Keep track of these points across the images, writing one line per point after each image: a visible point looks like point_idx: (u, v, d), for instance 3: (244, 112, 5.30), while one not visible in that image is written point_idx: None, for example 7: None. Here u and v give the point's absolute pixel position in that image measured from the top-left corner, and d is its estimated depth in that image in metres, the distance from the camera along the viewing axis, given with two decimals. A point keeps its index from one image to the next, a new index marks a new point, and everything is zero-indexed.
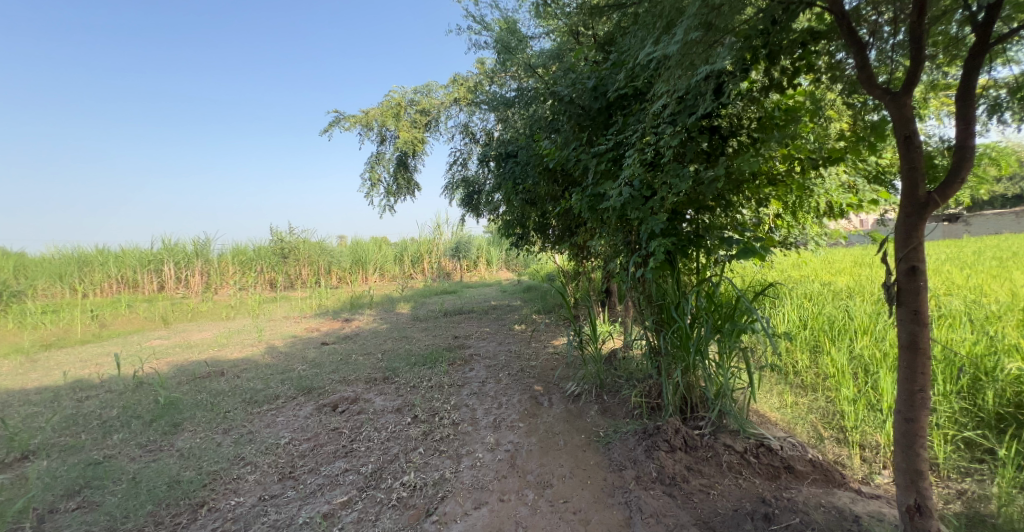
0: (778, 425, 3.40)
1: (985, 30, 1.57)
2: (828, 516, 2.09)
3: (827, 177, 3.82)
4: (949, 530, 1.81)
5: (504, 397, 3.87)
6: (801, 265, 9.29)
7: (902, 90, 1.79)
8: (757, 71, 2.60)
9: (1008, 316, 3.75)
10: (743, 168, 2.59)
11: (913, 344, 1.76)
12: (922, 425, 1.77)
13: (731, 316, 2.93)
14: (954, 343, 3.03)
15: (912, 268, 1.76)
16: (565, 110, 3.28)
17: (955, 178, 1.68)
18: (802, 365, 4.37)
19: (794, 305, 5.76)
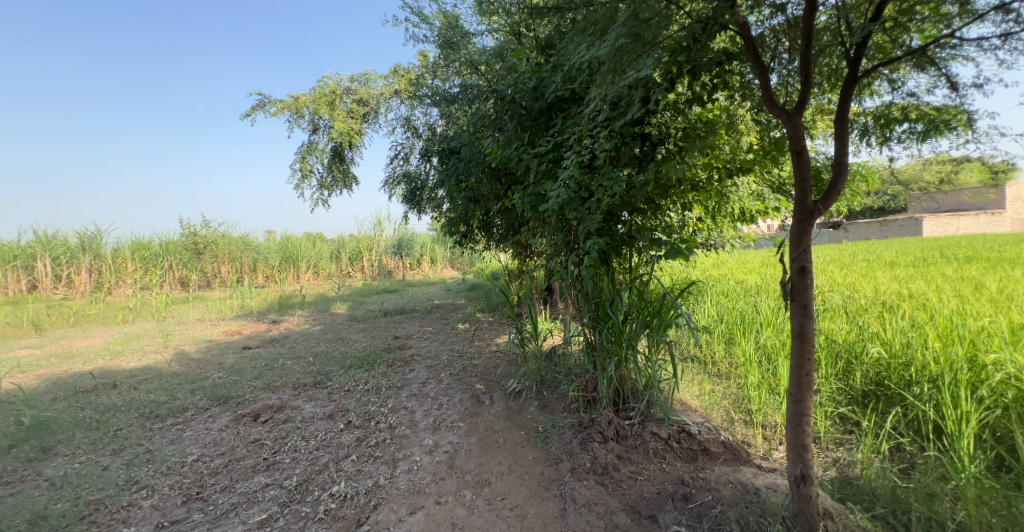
0: (697, 411, 3.73)
1: (856, 65, 1.80)
2: (735, 490, 2.32)
3: (741, 186, 4.24)
4: (826, 494, 2.12)
5: (445, 397, 3.91)
6: (720, 265, 10.16)
7: (795, 110, 2.06)
8: (681, 82, 2.83)
9: (876, 308, 4.40)
10: (670, 174, 2.82)
11: (802, 333, 2.04)
12: (808, 405, 2.03)
13: (658, 311, 3.17)
14: (836, 333, 3.51)
15: (801, 268, 2.02)
16: (508, 110, 3.42)
17: (835, 190, 1.97)
18: (719, 356, 4.81)
19: (712, 301, 6.31)
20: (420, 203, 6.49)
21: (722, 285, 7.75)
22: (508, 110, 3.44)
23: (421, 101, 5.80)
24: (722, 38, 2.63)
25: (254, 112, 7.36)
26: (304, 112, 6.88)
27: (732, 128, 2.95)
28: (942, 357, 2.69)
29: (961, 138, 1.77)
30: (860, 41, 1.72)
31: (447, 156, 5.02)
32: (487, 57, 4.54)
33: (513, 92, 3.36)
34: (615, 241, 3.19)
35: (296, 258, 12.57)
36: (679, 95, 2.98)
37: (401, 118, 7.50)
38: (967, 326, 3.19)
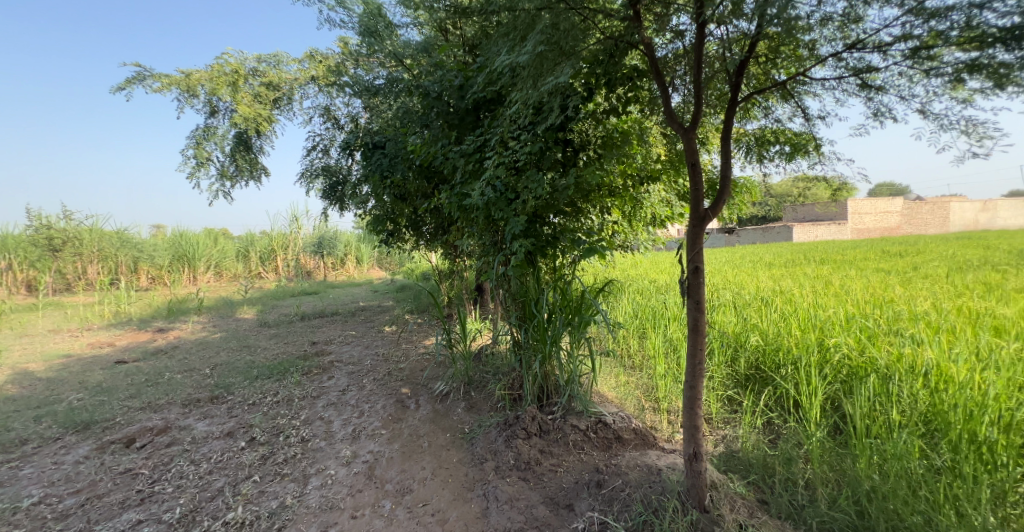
0: (614, 401, 4.01)
1: (737, 89, 2.07)
2: (641, 473, 2.54)
3: (653, 192, 4.63)
4: (716, 470, 2.40)
5: (366, 404, 3.84)
6: (638, 265, 10.92)
7: (691, 127, 2.31)
8: (598, 92, 3.05)
9: (764, 302, 5.02)
10: (590, 179, 3.02)
11: (696, 325, 2.29)
12: (699, 390, 2.28)
13: (578, 309, 3.37)
14: (729, 324, 3.96)
15: (695, 268, 2.28)
16: (434, 107, 3.43)
17: (722, 199, 2.25)
18: (633, 349, 5.20)
19: (630, 299, 6.78)
20: (341, 199, 6.25)
21: (636, 284, 8.33)
22: (433, 107, 3.44)
23: (342, 91, 5.57)
24: (634, 56, 2.86)
25: (131, 86, 6.48)
26: (199, 91, 6.23)
27: (642, 140, 3.23)
28: (806, 344, 3.18)
29: (817, 160, 2.12)
30: (739, 66, 1.97)
31: (370, 151, 4.88)
32: (413, 51, 4.47)
33: (437, 92, 3.37)
34: (541, 241, 3.32)
35: (191, 258, 11.41)
36: (597, 106, 3.21)
37: (317, 107, 7.17)
38: (827, 317, 3.78)
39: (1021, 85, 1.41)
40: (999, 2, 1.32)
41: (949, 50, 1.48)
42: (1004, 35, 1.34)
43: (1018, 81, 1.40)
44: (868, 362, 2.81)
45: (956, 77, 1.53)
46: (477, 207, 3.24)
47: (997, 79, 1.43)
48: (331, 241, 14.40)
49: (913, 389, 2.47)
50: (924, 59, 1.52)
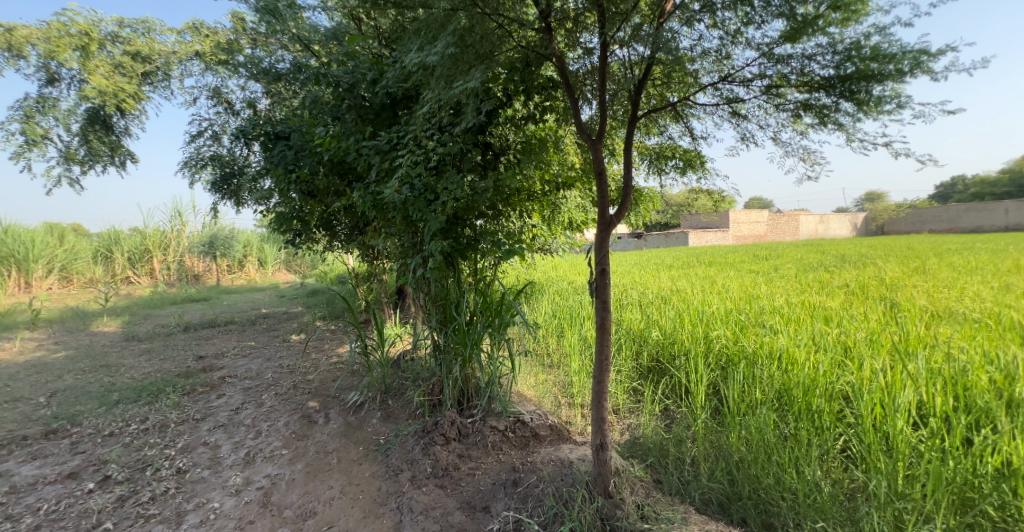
0: (532, 400, 4.16)
1: (635, 103, 2.26)
2: (554, 467, 2.67)
3: (571, 198, 4.88)
4: (619, 458, 2.60)
5: (265, 423, 3.60)
6: (552, 267, 11.36)
7: (598, 139, 2.50)
8: (516, 98, 3.17)
9: (667, 300, 5.48)
10: (508, 183, 3.12)
11: (602, 323, 2.47)
12: (606, 383, 2.46)
13: (499, 311, 3.48)
14: (636, 323, 4.33)
15: (602, 270, 2.46)
16: (346, 100, 3.30)
17: (625, 205, 2.46)
18: (552, 348, 5.43)
19: (550, 300, 7.04)
20: (237, 192, 5.72)
21: (553, 285, 8.64)
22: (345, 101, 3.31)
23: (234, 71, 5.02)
24: (549, 68, 3.02)
25: None
26: (28, 50, 4.83)
27: (557, 146, 3.38)
28: (696, 337, 3.66)
29: (700, 175, 2.42)
30: (639, 80, 2.16)
31: (271, 142, 4.47)
32: (321, 37, 4.20)
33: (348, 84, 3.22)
34: (461, 243, 3.43)
35: (19, 260, 9.20)
36: (515, 112, 3.32)
37: (208, 89, 6.03)
38: (710, 315, 4.36)
39: (836, 123, 1.81)
40: (821, 56, 1.72)
41: (791, 90, 1.84)
42: (825, 83, 1.73)
43: (834, 120, 1.80)
44: (740, 350, 3.34)
45: (796, 113, 1.89)
46: (395, 207, 3.17)
47: (821, 117, 1.82)
48: (225, 241, 13.16)
49: (771, 371, 2.95)
50: (774, 96, 1.87)
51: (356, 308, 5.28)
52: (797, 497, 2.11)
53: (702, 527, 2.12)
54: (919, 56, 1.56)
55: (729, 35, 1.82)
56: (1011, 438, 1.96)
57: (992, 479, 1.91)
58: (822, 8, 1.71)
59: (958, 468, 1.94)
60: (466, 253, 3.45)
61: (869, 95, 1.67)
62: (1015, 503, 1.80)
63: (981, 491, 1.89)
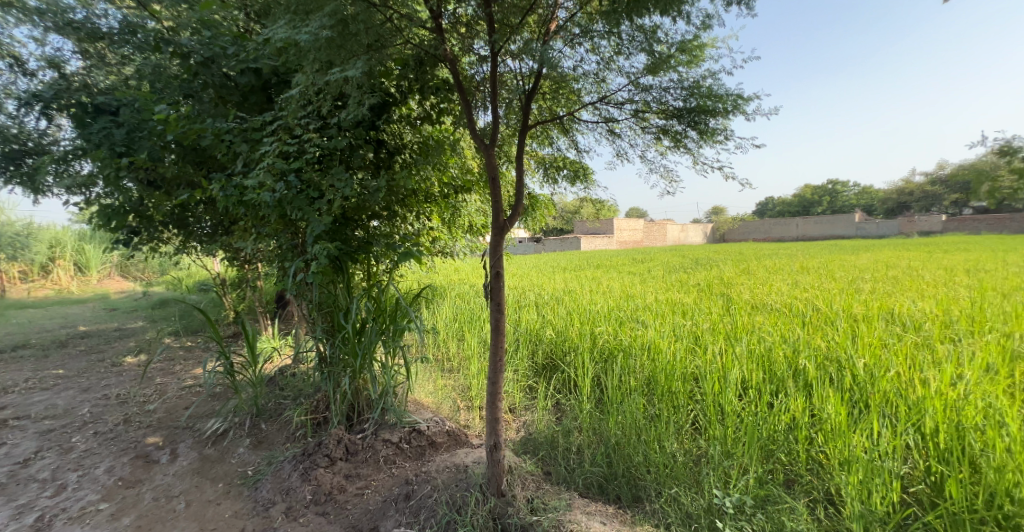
0: (430, 407, 4.00)
1: (528, 102, 2.26)
2: (449, 473, 2.57)
3: (471, 202, 4.85)
4: (515, 465, 2.58)
5: (81, 470, 2.93)
6: (448, 272, 11.17)
7: (491, 143, 2.44)
8: (410, 97, 3.03)
9: (562, 301, 5.66)
10: (403, 183, 2.94)
11: (497, 326, 2.41)
12: (501, 385, 2.40)
13: (393, 317, 3.29)
14: (533, 327, 4.52)
15: (496, 273, 2.41)
16: (198, 76, 2.80)
17: (517, 209, 2.43)
18: (451, 353, 5.29)
19: (449, 304, 6.91)
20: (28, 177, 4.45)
21: (452, 289, 8.50)
22: (198, 79, 2.80)
23: (18, 19, 3.85)
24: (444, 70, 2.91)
25: None
26: None
27: (455, 150, 3.24)
28: (583, 334, 4.10)
29: (587, 184, 2.54)
30: (527, 92, 2.23)
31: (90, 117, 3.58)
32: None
33: (201, 56, 2.72)
34: (351, 246, 3.14)
35: None
36: (410, 111, 3.17)
37: None
38: (596, 313, 4.85)
39: (685, 147, 2.26)
40: (673, 92, 2.12)
41: (653, 117, 2.24)
42: (677, 112, 2.13)
43: (684, 143, 2.24)
44: (617, 343, 3.81)
45: (657, 135, 2.29)
46: (267, 205, 2.78)
47: (676, 140, 2.25)
48: (19, 241, 10.75)
49: (642, 361, 3.42)
50: (641, 120, 2.25)
51: (224, 320, 4.69)
52: (659, 469, 2.46)
53: (584, 509, 2.25)
54: (738, 100, 2.06)
55: (603, 61, 2.18)
56: (799, 401, 2.54)
57: (785, 433, 2.45)
58: (672, 48, 2.05)
59: (764, 427, 2.48)
60: (356, 257, 3.18)
61: (706, 126, 2.12)
62: (797, 448, 2.37)
63: (777, 442, 2.43)
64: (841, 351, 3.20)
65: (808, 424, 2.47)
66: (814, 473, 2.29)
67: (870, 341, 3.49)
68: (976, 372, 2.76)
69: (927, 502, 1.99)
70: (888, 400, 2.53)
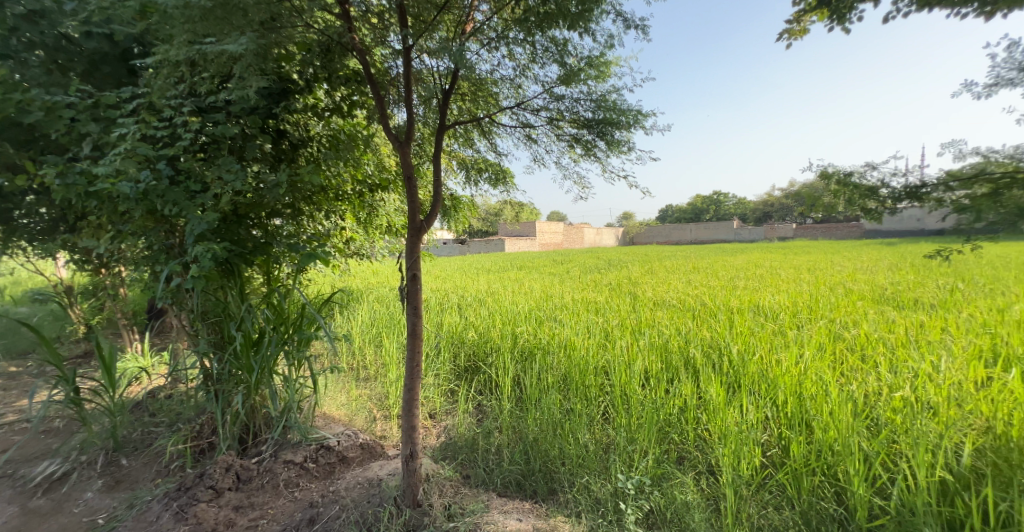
0: (341, 420, 3.67)
1: (445, 108, 2.24)
2: (362, 489, 2.39)
3: (388, 201, 4.60)
4: (432, 480, 2.42)
5: None
6: (364, 275, 10.59)
7: (404, 142, 2.30)
8: (317, 86, 2.75)
9: (483, 303, 5.58)
10: (308, 179, 2.63)
11: (414, 331, 2.26)
12: (418, 393, 2.23)
13: (298, 326, 2.97)
14: (454, 330, 4.37)
15: (413, 275, 2.25)
16: (18, 32, 2.23)
17: (434, 211, 2.29)
18: (366, 360, 4.94)
19: (366, 308, 6.51)
20: None
21: (369, 293, 8.03)
22: (19, 36, 2.23)
23: None
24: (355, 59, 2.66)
25: None
26: None
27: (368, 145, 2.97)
28: (505, 334, 4.06)
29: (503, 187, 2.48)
30: (445, 92, 2.20)
31: None
32: None
33: (25, 9, 2.19)
34: (242, 247, 2.74)
35: None
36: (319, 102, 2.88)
37: None
38: (517, 313, 4.83)
39: (595, 155, 2.33)
40: (583, 104, 2.19)
41: (567, 126, 2.29)
42: (588, 123, 2.20)
43: (593, 152, 2.31)
44: (537, 341, 3.81)
45: (570, 143, 2.34)
46: (128, 197, 2.33)
47: (586, 148, 2.31)
48: None
49: (559, 358, 3.47)
50: (555, 128, 2.29)
51: (76, 335, 3.92)
52: (573, 460, 2.55)
53: (501, 508, 2.27)
54: (640, 115, 2.16)
55: (519, 68, 2.20)
56: (688, 387, 2.80)
57: (678, 415, 2.71)
58: (582, 61, 2.10)
59: (662, 411, 2.70)
60: (252, 260, 2.80)
61: (613, 137, 2.20)
62: (687, 428, 2.63)
63: (671, 424, 2.68)
64: (720, 338, 3.58)
65: (694, 406, 2.74)
66: (699, 448, 2.55)
67: (740, 326, 3.97)
68: (810, 350, 3.21)
69: (777, 462, 2.40)
70: (755, 379, 2.91)
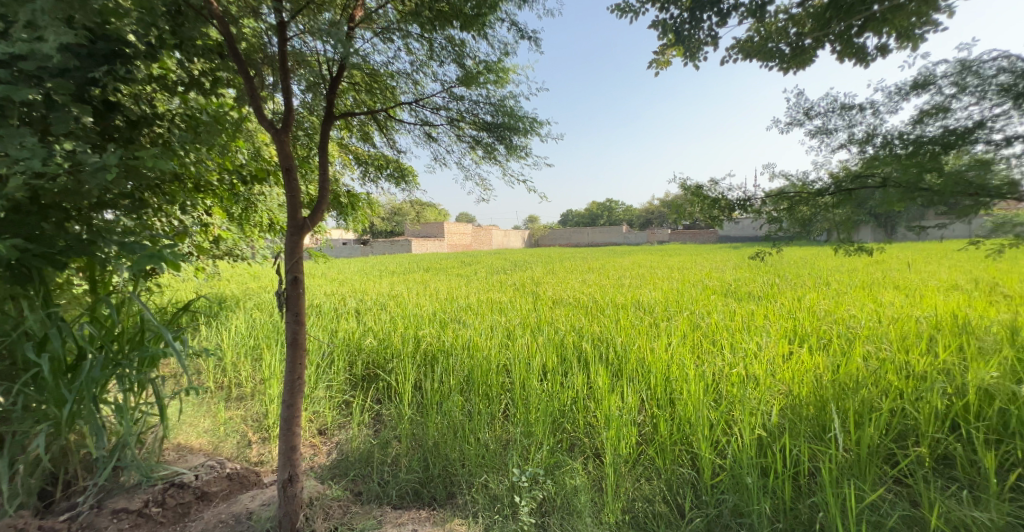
0: (202, 448, 3.04)
1: (331, 103, 1.97)
2: (225, 526, 2.02)
3: (268, 195, 4.02)
4: (311, 509, 2.06)
5: None
6: (242, 280, 9.35)
7: (282, 127, 1.93)
8: (161, 53, 1.88)
9: (380, 308, 5.16)
10: (159, 161, 1.72)
11: (295, 340, 1.94)
12: (298, 408, 1.96)
13: (136, 341, 2.31)
14: (348, 337, 3.92)
15: (294, 278, 1.92)
16: None
17: (321, 209, 1.99)
18: (241, 376, 4.23)
19: (242, 316, 5.65)
20: None
21: (247, 299, 7.01)
22: None
23: None
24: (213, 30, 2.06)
25: None
26: None
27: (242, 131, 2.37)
28: (407, 338, 3.72)
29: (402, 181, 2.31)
30: (333, 78, 1.89)
31: None
32: None
33: None
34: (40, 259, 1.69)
35: None
36: (167, 72, 2.16)
37: None
38: (419, 316, 4.47)
39: (495, 159, 2.15)
40: (482, 110, 2.00)
41: (469, 127, 2.07)
42: (488, 126, 2.01)
43: (493, 156, 2.13)
44: (441, 344, 3.53)
45: (471, 145, 2.13)
46: None
47: (489, 152, 2.12)
48: None
49: (462, 360, 3.22)
50: (455, 128, 2.07)
51: None
52: (473, 459, 2.35)
53: (395, 522, 2.06)
54: (537, 121, 2.01)
55: (416, 64, 1.96)
56: (579, 378, 2.75)
57: (570, 405, 2.62)
58: (480, 66, 1.92)
59: (558, 403, 2.61)
60: (64, 264, 1.74)
61: (512, 143, 2.04)
62: (580, 416, 2.54)
63: (564, 414, 2.58)
64: (606, 332, 3.62)
65: (584, 396, 2.69)
66: (588, 434, 2.47)
67: (622, 321, 4.07)
68: (675, 338, 3.36)
69: (648, 436, 2.41)
70: (637, 366, 2.93)
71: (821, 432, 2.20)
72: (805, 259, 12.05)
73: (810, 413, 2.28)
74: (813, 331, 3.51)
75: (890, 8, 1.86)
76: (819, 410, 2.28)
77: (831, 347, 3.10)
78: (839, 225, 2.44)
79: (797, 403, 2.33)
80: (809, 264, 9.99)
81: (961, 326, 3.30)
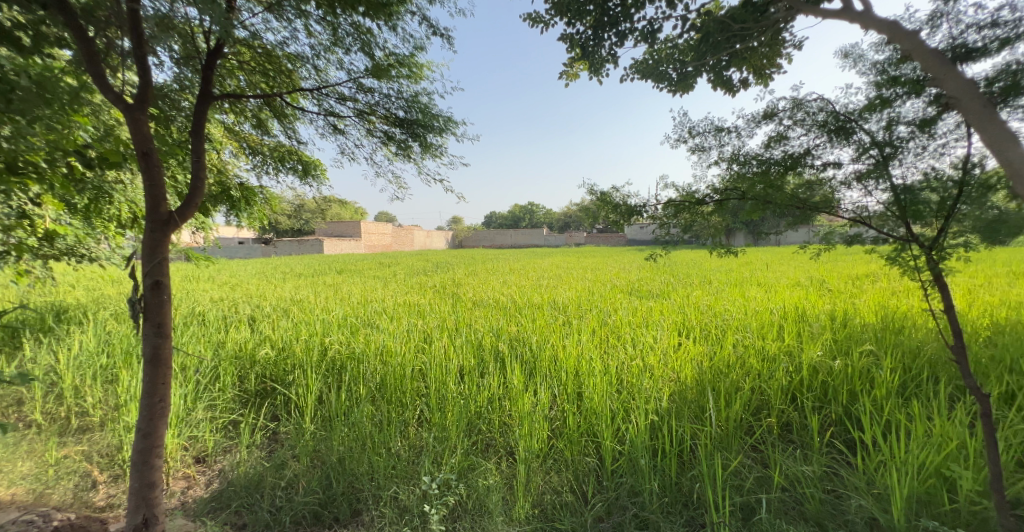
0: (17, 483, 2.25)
1: (208, 78, 1.45)
2: None
3: (128, 186, 3.24)
4: None
5: None
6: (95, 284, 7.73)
7: (136, 103, 1.31)
8: None
9: (274, 316, 4.46)
10: None
11: (154, 357, 1.39)
12: (159, 438, 1.43)
13: None
14: (234, 347, 3.25)
15: (156, 283, 1.37)
16: None
17: (196, 197, 1.44)
18: None
19: (91, 328, 4.56)
20: None
21: (101, 308, 5.73)
22: None
23: None
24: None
25: None
26: None
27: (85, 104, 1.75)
28: (310, 346, 3.15)
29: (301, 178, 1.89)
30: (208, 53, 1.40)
31: None
32: None
33: None
34: None
35: None
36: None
37: None
38: (325, 322, 3.90)
39: (405, 158, 1.82)
40: (393, 105, 1.67)
41: (379, 121, 1.71)
42: (403, 121, 1.68)
43: (406, 154, 1.79)
44: (350, 351, 3.02)
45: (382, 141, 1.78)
46: None
47: (402, 151, 1.78)
48: None
49: (374, 366, 2.77)
50: (364, 121, 1.69)
51: None
52: (382, 470, 1.98)
53: None
54: (453, 118, 1.73)
55: (320, 50, 1.57)
56: (494, 379, 2.47)
57: (485, 405, 2.34)
58: (391, 59, 1.59)
59: (471, 404, 2.32)
60: None
61: (426, 141, 1.73)
62: (496, 417, 2.27)
63: (477, 416, 2.30)
64: (522, 332, 3.40)
65: (500, 396, 2.42)
66: (504, 432, 2.22)
67: (537, 320, 3.89)
68: (585, 335, 3.23)
69: (558, 428, 2.21)
70: (551, 363, 2.73)
71: (700, 414, 2.13)
72: (694, 261, 13.11)
73: (691, 395, 2.22)
74: (697, 324, 3.58)
75: (748, 46, 1.74)
76: (699, 393, 2.22)
77: (710, 336, 3.18)
78: (715, 231, 2.02)
79: (683, 388, 2.26)
80: (698, 265, 10.89)
81: (800, 315, 3.57)
